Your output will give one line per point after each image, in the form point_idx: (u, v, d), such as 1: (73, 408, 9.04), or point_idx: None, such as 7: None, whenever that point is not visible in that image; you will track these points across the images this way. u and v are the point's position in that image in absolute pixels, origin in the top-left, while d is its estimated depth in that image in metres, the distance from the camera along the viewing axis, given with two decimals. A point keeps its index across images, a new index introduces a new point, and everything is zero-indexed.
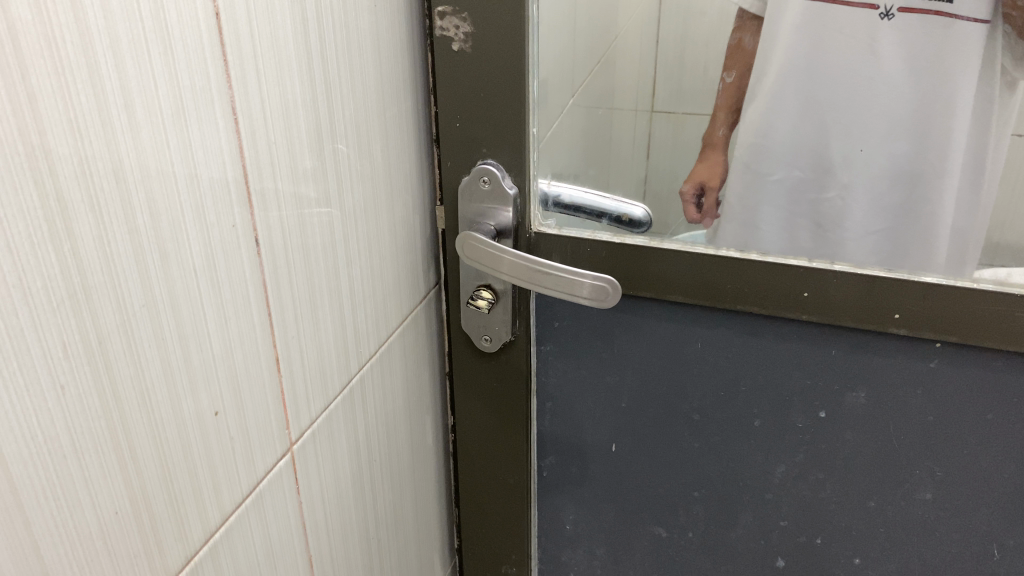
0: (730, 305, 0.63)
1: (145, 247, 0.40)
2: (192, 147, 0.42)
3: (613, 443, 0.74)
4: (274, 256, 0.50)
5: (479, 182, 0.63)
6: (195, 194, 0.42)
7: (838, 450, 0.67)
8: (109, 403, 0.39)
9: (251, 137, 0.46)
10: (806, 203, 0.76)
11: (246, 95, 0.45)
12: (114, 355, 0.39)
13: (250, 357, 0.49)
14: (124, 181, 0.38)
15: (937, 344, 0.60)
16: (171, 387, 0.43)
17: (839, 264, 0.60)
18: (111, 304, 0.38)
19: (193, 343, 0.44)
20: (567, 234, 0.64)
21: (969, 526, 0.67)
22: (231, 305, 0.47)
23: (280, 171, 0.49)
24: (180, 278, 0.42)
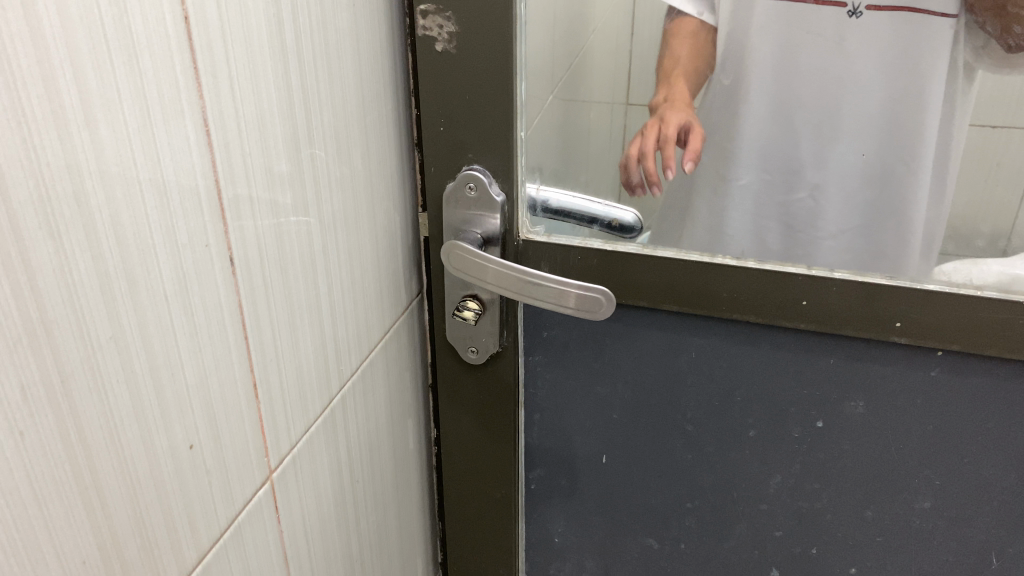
0: (725, 313, 0.61)
1: (111, 274, 0.36)
2: (162, 164, 0.38)
3: (603, 454, 0.72)
4: (250, 274, 0.47)
5: (465, 189, 0.60)
6: (165, 214, 0.39)
7: (835, 459, 0.66)
8: (73, 443, 0.36)
9: (224, 148, 0.43)
10: (776, 210, 0.69)
11: (218, 104, 0.42)
12: (79, 394, 0.36)
13: (226, 384, 0.46)
14: (87, 204, 0.34)
15: (939, 353, 0.59)
16: (142, 422, 0.40)
17: (839, 271, 0.58)
18: (75, 339, 0.35)
19: (164, 374, 0.41)
20: (555, 241, 0.62)
21: (968, 534, 0.65)
22: (205, 330, 0.44)
23: (256, 184, 0.46)
24: (150, 305, 0.39)
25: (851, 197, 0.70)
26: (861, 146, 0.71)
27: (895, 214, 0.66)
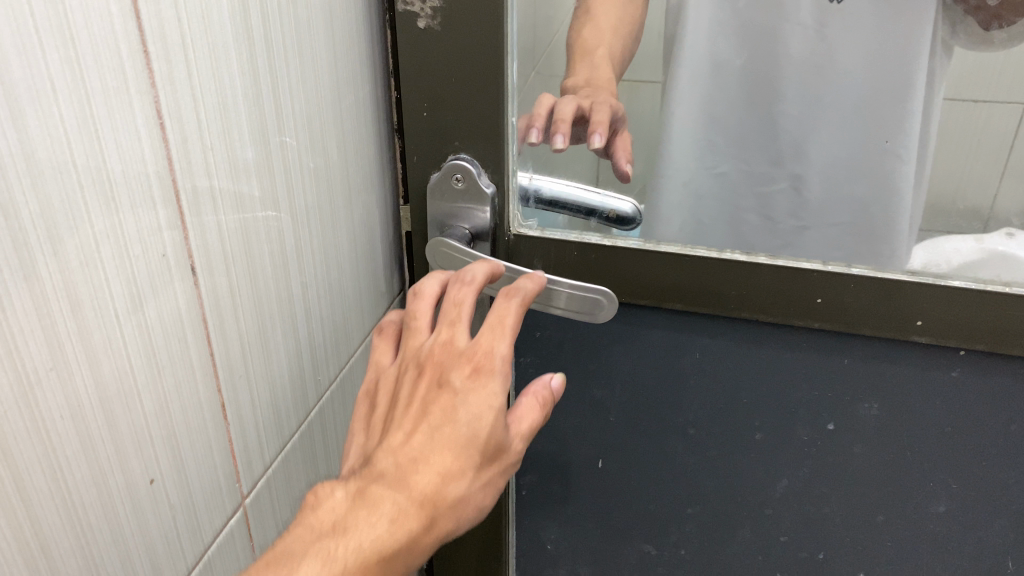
0: (732, 311, 0.57)
1: (49, 294, 0.31)
2: (107, 162, 0.33)
3: (598, 459, 0.68)
4: (217, 284, 0.41)
5: (451, 180, 0.55)
6: (111, 221, 0.33)
7: (846, 463, 0.62)
8: (9, 493, 0.30)
9: (182, 143, 0.37)
10: (754, 201, 0.63)
11: (175, 92, 0.36)
12: (14, 438, 0.30)
13: (191, 410, 0.41)
14: (16, 216, 0.29)
15: (961, 352, 0.55)
16: (92, 461, 0.35)
17: (857, 267, 0.54)
18: (6, 373, 0.29)
19: (118, 405, 0.36)
20: (550, 236, 0.57)
21: (983, 538, 0.62)
22: (164, 352, 0.38)
23: (220, 180, 0.40)
24: (98, 328, 0.34)
25: (840, 188, 0.63)
26: (852, 125, 0.62)
27: (880, 201, 0.60)
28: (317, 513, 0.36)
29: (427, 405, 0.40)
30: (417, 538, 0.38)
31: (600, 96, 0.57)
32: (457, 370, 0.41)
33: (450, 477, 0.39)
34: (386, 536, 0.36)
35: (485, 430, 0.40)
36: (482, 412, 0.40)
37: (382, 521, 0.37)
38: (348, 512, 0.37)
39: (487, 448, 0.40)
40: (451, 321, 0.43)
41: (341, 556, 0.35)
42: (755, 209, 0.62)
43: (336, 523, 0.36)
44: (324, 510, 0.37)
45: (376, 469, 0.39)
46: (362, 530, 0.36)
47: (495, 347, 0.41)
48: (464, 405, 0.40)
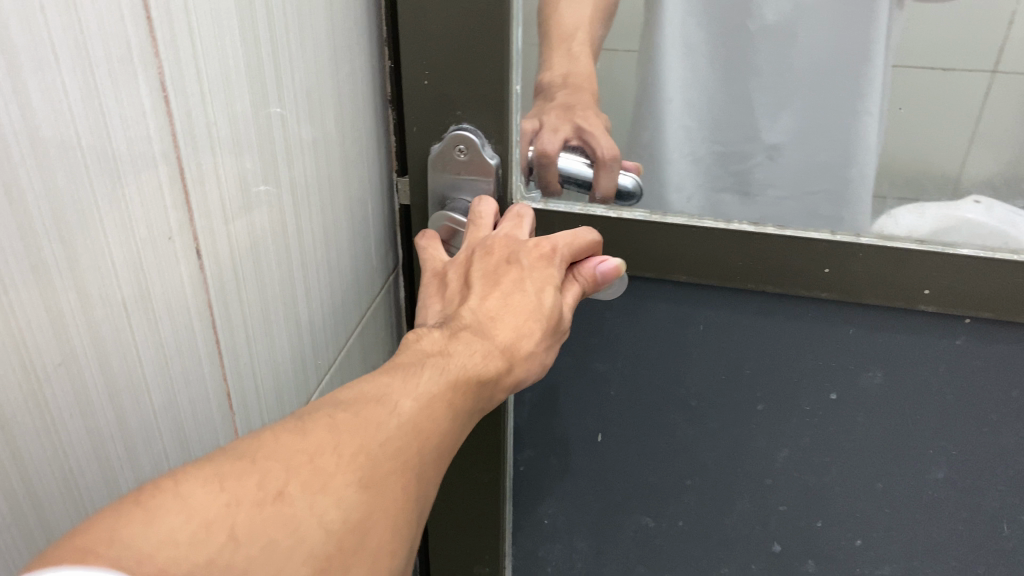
0: (739, 283, 0.56)
1: (56, 276, 0.28)
2: (112, 137, 0.30)
3: (598, 433, 0.67)
4: (222, 267, 0.39)
5: (454, 151, 0.53)
6: (116, 195, 0.31)
7: (847, 432, 0.62)
8: (18, 493, 0.28)
9: (186, 116, 0.34)
10: (728, 177, 0.61)
11: (178, 61, 0.33)
12: (23, 438, 0.28)
13: (197, 400, 0.39)
14: (21, 198, 0.26)
15: (967, 320, 0.55)
16: (102, 457, 0.33)
17: (866, 236, 0.53)
18: (14, 369, 0.27)
19: (127, 396, 0.33)
20: (554, 209, 0.56)
21: (980, 503, 0.63)
22: (172, 339, 0.36)
23: (223, 155, 0.38)
24: (105, 316, 0.31)
25: (810, 158, 0.62)
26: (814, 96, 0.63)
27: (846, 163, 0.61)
28: (420, 343, 0.43)
29: (499, 277, 0.47)
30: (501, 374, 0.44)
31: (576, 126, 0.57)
32: (524, 253, 0.48)
33: (525, 336, 0.45)
34: (482, 364, 0.43)
35: (552, 300, 0.46)
36: (545, 287, 0.46)
37: (478, 353, 0.43)
38: (448, 343, 0.43)
39: (553, 319, 0.47)
40: (515, 224, 0.50)
41: (452, 368, 0.41)
42: (732, 183, 0.60)
43: (441, 345, 0.43)
44: (427, 339, 0.43)
45: (462, 321, 0.45)
46: (464, 354, 0.43)
47: (556, 241, 0.49)
48: (532, 279, 0.46)
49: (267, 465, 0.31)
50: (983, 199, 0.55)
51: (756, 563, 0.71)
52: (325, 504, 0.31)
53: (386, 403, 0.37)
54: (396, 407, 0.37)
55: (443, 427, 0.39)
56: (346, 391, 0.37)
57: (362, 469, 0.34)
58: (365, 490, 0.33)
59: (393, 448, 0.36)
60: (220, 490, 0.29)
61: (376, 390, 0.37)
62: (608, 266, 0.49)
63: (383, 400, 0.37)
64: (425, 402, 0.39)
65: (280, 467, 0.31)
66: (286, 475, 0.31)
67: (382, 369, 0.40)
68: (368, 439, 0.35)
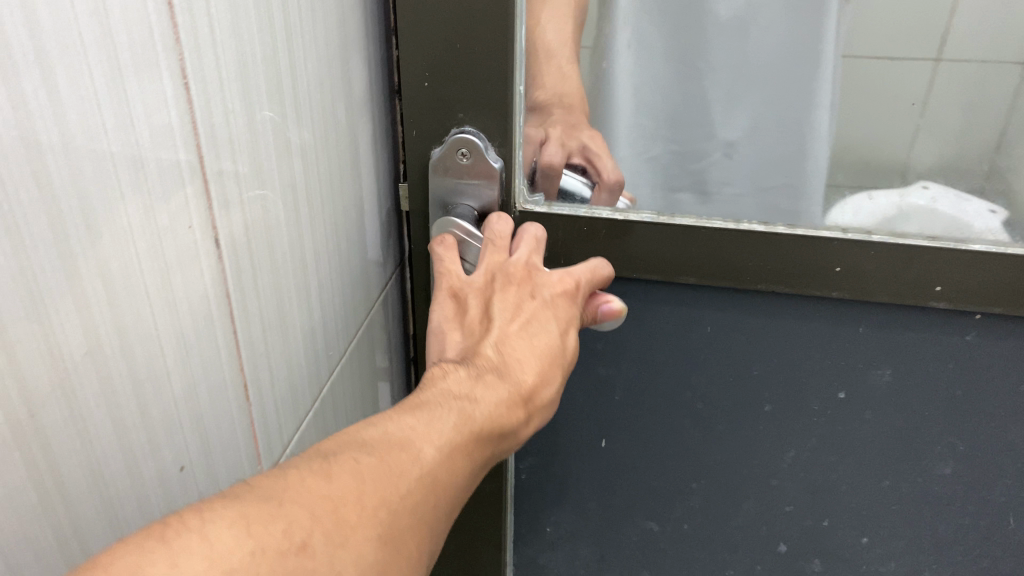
0: (747, 284, 0.56)
1: (81, 269, 0.26)
2: (133, 121, 0.28)
3: (603, 439, 0.66)
4: (240, 258, 0.37)
5: (456, 155, 0.52)
6: (140, 183, 0.29)
7: (854, 431, 0.62)
8: (49, 490, 0.27)
9: (204, 102, 0.32)
10: (687, 175, 0.61)
11: (198, 46, 0.31)
12: (53, 430, 0.26)
13: (217, 394, 0.37)
14: (47, 181, 0.24)
15: (976, 316, 0.55)
16: (128, 454, 0.31)
17: (876, 234, 0.53)
18: (42, 359, 0.25)
19: (150, 391, 0.31)
20: (559, 212, 0.55)
21: (986, 498, 0.63)
22: (193, 333, 0.34)
23: (240, 145, 0.36)
24: (130, 308, 0.29)
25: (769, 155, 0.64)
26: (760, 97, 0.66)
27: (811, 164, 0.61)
28: (445, 381, 0.42)
29: (524, 310, 0.47)
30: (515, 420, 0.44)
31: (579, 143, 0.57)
32: (549, 286, 0.48)
33: (545, 381, 0.46)
34: (501, 410, 0.42)
35: (571, 341, 0.48)
36: (564, 324, 0.48)
37: (500, 398, 0.43)
38: (471, 384, 0.42)
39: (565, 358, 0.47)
40: (533, 248, 0.50)
41: (475, 413, 0.41)
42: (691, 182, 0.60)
43: (466, 387, 0.42)
44: (452, 377, 0.43)
45: (484, 359, 0.44)
46: (485, 399, 0.42)
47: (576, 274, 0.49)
48: (557, 315, 0.48)
49: (292, 511, 0.30)
50: (930, 185, 0.57)
51: (762, 564, 0.70)
52: (345, 558, 0.30)
53: (409, 450, 0.36)
54: (418, 455, 0.36)
55: (458, 479, 0.39)
56: (370, 431, 0.36)
57: (382, 523, 0.33)
58: (382, 546, 0.32)
59: (413, 500, 0.35)
60: (247, 533, 0.28)
61: (399, 433, 0.37)
62: (610, 308, 0.50)
63: (406, 446, 0.36)
64: (445, 451, 0.38)
65: (305, 514, 0.30)
66: (311, 525, 0.30)
67: (404, 407, 0.39)
68: (391, 489, 0.34)
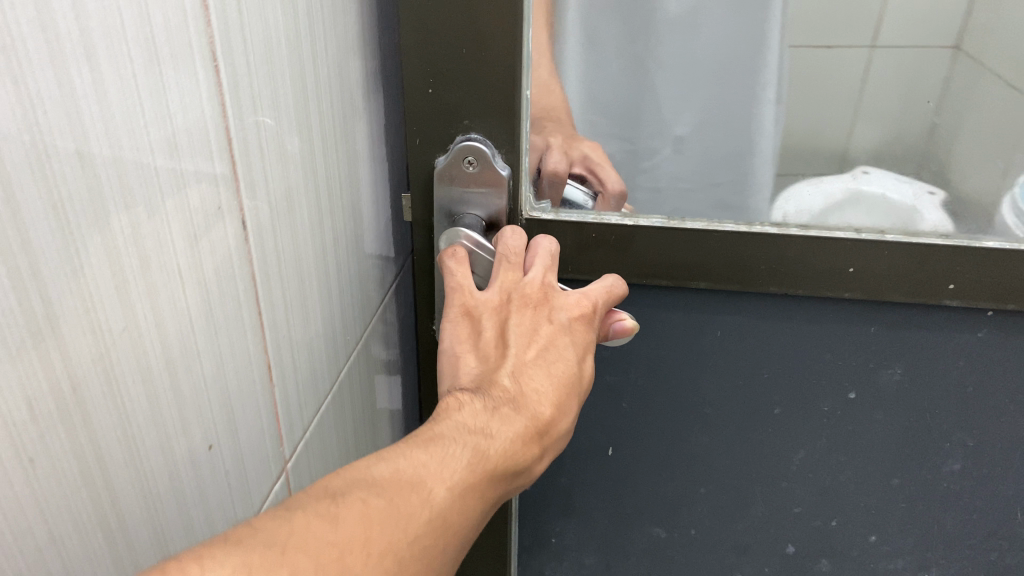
0: (760, 287, 0.54)
1: (125, 262, 0.25)
2: (170, 110, 0.26)
3: (609, 447, 0.64)
4: (267, 263, 0.35)
5: (463, 163, 0.49)
6: (177, 183, 0.27)
7: (865, 430, 0.61)
8: (98, 487, 0.25)
9: (235, 94, 0.30)
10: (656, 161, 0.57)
11: (230, 44, 0.29)
12: (98, 418, 0.25)
13: (247, 397, 0.35)
14: (89, 161, 0.22)
15: (989, 313, 0.54)
16: (168, 451, 0.29)
17: (891, 233, 0.52)
18: (87, 341, 0.24)
19: (185, 383, 0.29)
20: (566, 219, 0.53)
21: (994, 492, 0.63)
22: (224, 335, 0.32)
23: (268, 144, 0.33)
24: (167, 299, 0.27)
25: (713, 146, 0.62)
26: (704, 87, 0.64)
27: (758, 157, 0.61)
28: (461, 412, 0.40)
29: (541, 336, 0.46)
30: (527, 455, 0.42)
31: (582, 155, 0.55)
32: (565, 310, 0.48)
33: (559, 412, 0.45)
34: (516, 445, 0.41)
35: (586, 365, 0.48)
36: (582, 348, 0.48)
37: (515, 432, 0.41)
38: (488, 416, 0.41)
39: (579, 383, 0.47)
40: (548, 266, 0.49)
41: (490, 450, 0.39)
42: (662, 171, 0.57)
43: (481, 419, 0.40)
44: (466, 408, 0.40)
45: (500, 386, 0.43)
46: (499, 435, 0.40)
47: (593, 296, 0.49)
48: (576, 339, 0.48)
49: (297, 560, 0.28)
50: None
51: (769, 566, 0.69)
52: None
53: (420, 491, 0.34)
54: (429, 497, 0.34)
55: (467, 521, 0.37)
56: (381, 468, 0.34)
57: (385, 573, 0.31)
58: None
59: (418, 546, 0.33)
60: None
61: (411, 473, 0.34)
62: (626, 326, 0.50)
63: (417, 487, 0.34)
64: (456, 493, 0.36)
65: (310, 563, 0.28)
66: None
67: (417, 441, 0.37)
68: (398, 537, 0.32)
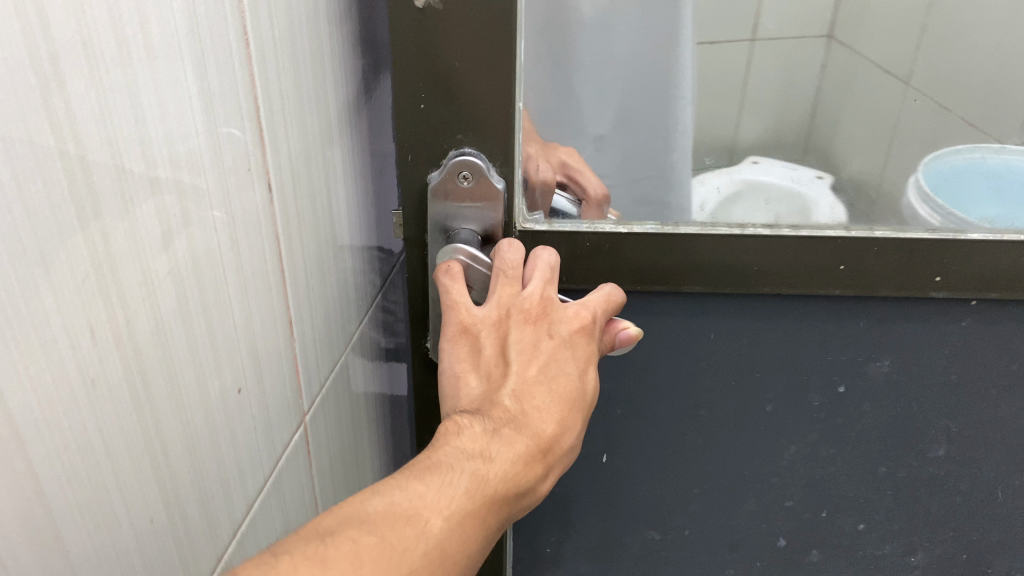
0: (752, 288, 0.54)
1: (163, 189, 0.28)
2: (207, 69, 0.30)
3: (603, 454, 0.64)
4: (287, 213, 0.38)
5: (457, 177, 0.48)
6: (213, 139, 0.31)
7: (854, 422, 0.62)
8: (141, 398, 0.29)
9: (262, 67, 0.34)
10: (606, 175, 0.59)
11: (258, 21, 0.33)
12: (142, 337, 0.28)
13: (269, 334, 0.38)
14: (142, 115, 0.26)
15: (973, 302, 0.56)
16: (199, 369, 0.32)
17: (879, 229, 0.53)
18: (137, 275, 0.27)
19: (215, 311, 0.33)
20: (560, 229, 0.52)
21: (978, 475, 0.64)
22: (249, 269, 0.35)
23: (289, 113, 0.37)
24: (202, 238, 0.31)
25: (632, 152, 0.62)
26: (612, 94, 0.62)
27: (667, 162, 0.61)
28: (461, 438, 0.40)
29: (543, 353, 0.45)
30: (533, 475, 0.42)
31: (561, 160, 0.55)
32: (565, 323, 0.46)
33: (565, 430, 0.44)
34: (519, 468, 0.41)
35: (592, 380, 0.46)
36: (585, 366, 0.46)
37: (518, 455, 0.41)
38: (490, 441, 0.41)
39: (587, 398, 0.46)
40: (547, 279, 0.47)
41: (491, 476, 0.39)
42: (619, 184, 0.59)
43: (481, 444, 0.40)
44: (466, 433, 0.40)
45: (503, 408, 0.42)
46: (499, 457, 0.40)
47: (592, 308, 0.48)
48: (577, 356, 0.46)
49: None
50: (759, 160, 0.64)
51: (761, 562, 0.70)
52: None
53: (415, 524, 0.35)
54: (425, 528, 0.35)
55: (470, 549, 0.37)
56: (376, 501, 0.35)
57: None
58: None
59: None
60: None
61: (407, 504, 0.35)
62: (631, 334, 0.49)
63: (413, 519, 0.35)
64: (455, 522, 0.36)
65: None
66: None
67: (416, 469, 0.38)
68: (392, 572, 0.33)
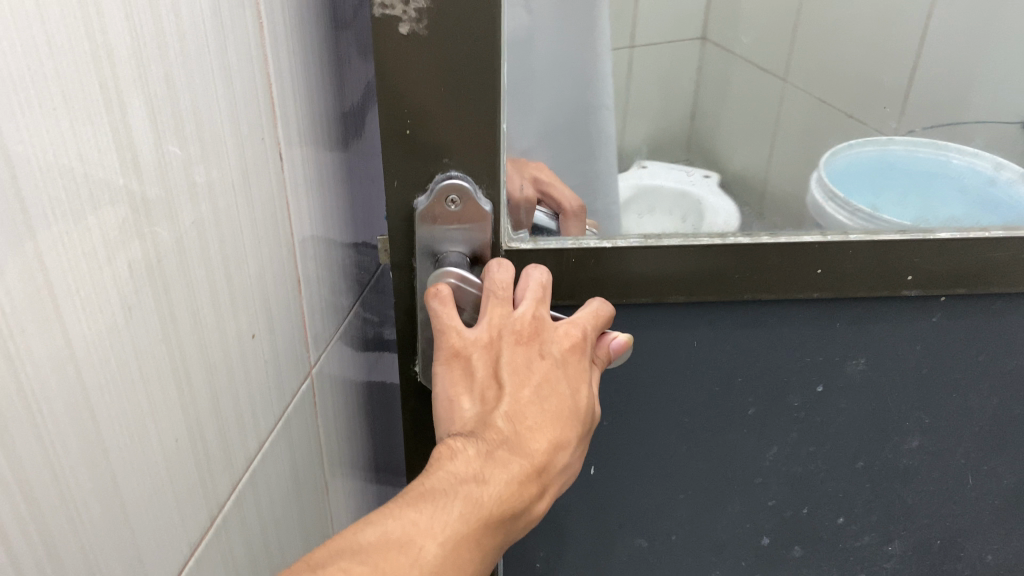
0: (734, 294, 0.55)
1: (190, 152, 0.32)
2: (228, 50, 0.34)
3: (590, 466, 0.64)
4: (298, 182, 0.42)
5: (445, 202, 0.48)
6: (233, 111, 0.35)
7: (832, 419, 0.64)
8: (168, 328, 0.33)
9: (276, 56, 0.38)
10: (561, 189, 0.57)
11: (274, 11, 0.37)
12: (170, 273, 0.32)
13: (280, 293, 0.42)
14: (173, 86, 0.30)
15: (943, 298, 0.58)
16: (217, 311, 0.36)
17: (853, 233, 0.54)
18: (163, 224, 0.31)
19: (233, 259, 0.37)
20: (546, 247, 0.52)
21: (950, 463, 0.67)
22: (263, 226, 0.39)
23: (299, 99, 0.41)
24: (222, 196, 0.35)
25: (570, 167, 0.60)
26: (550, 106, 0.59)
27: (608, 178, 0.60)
28: (454, 462, 0.40)
29: (535, 372, 0.44)
30: (530, 493, 0.42)
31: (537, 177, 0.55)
32: (556, 342, 0.46)
33: (562, 445, 0.44)
34: (514, 489, 0.41)
35: (588, 396, 0.46)
36: (579, 382, 0.46)
37: (512, 476, 0.41)
38: (484, 465, 0.41)
39: (585, 412, 0.46)
40: (537, 300, 0.47)
41: (485, 500, 0.40)
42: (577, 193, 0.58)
43: (475, 468, 0.40)
44: (459, 458, 0.41)
45: (496, 430, 0.42)
46: (493, 479, 0.41)
47: (581, 324, 0.48)
48: (570, 373, 0.46)
49: None
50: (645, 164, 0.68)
51: (746, 560, 0.71)
52: None
53: (409, 550, 0.36)
54: (419, 554, 0.36)
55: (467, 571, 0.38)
56: (369, 531, 0.36)
57: None
58: None
59: None
60: None
61: (400, 533, 0.36)
62: (621, 341, 0.50)
63: (406, 547, 0.36)
64: (450, 546, 0.37)
65: None
66: None
67: (409, 496, 0.39)
68: None
